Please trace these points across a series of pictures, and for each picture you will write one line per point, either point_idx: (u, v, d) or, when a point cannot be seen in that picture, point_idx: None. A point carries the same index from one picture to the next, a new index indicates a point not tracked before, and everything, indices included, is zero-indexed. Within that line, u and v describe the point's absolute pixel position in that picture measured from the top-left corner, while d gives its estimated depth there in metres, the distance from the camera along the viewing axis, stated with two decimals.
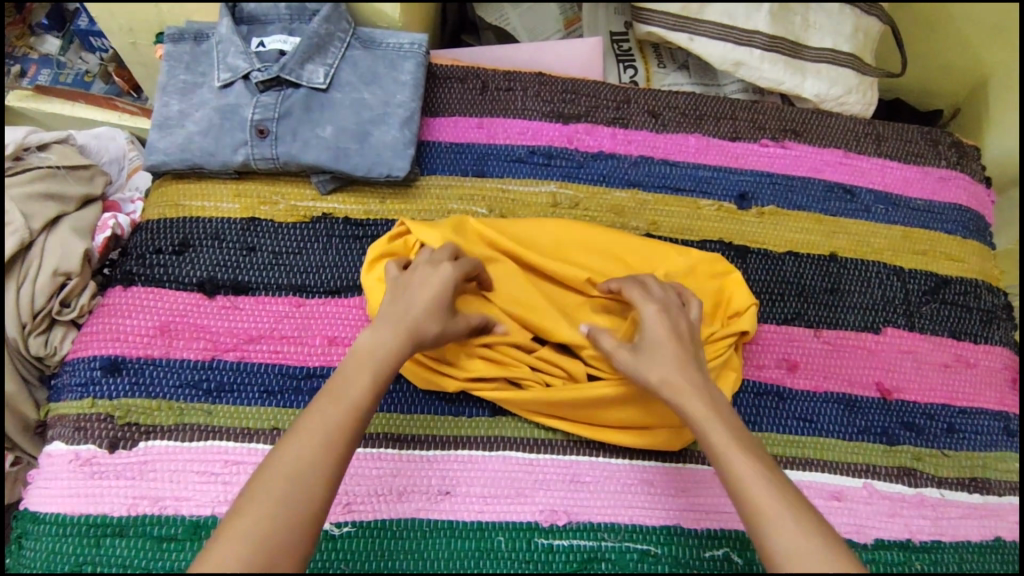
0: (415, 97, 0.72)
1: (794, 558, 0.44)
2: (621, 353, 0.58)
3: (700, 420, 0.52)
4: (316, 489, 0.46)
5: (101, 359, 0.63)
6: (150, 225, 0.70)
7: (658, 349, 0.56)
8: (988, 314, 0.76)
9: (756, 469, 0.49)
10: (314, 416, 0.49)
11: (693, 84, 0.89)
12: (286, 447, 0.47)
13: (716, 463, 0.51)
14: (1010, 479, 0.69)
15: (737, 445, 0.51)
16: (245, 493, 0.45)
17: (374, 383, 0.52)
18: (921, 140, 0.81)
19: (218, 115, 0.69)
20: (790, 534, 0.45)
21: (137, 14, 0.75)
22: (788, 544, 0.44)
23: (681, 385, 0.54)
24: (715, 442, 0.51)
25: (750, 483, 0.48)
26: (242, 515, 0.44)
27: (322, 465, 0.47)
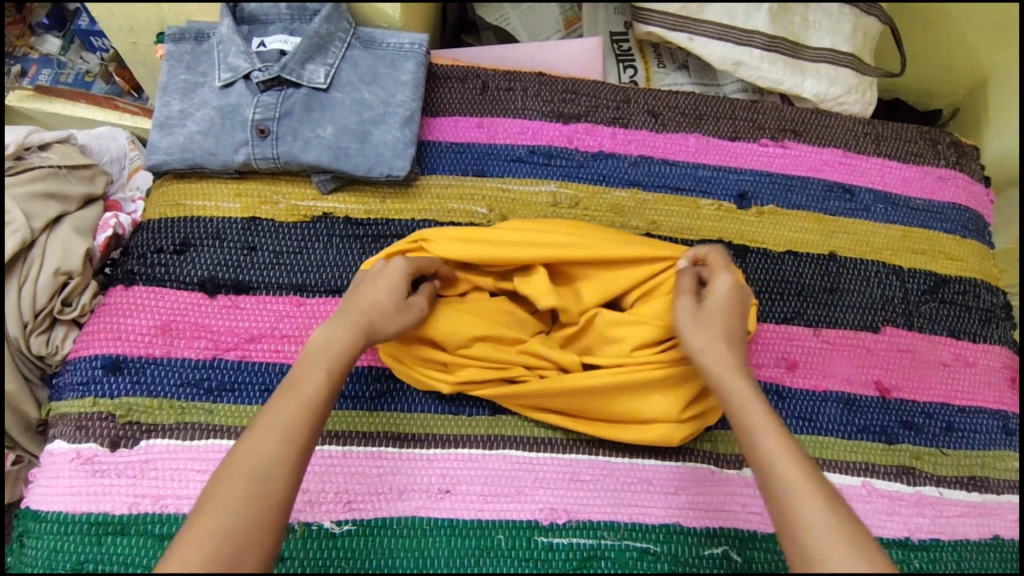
0: (415, 97, 0.72)
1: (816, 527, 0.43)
2: (684, 301, 0.59)
3: (738, 392, 0.52)
4: (276, 481, 0.45)
5: (102, 358, 0.64)
6: (151, 225, 0.71)
7: (715, 315, 0.57)
8: (987, 313, 0.76)
9: (787, 441, 0.49)
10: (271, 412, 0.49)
11: (693, 84, 0.89)
12: (245, 443, 0.47)
13: (746, 435, 0.50)
14: (1009, 478, 0.69)
15: (771, 418, 0.50)
16: (207, 491, 0.45)
17: (329, 376, 0.52)
18: (921, 140, 0.82)
19: (219, 115, 0.69)
20: (817, 506, 0.44)
21: (138, 13, 0.75)
22: (815, 514, 0.44)
23: (724, 353, 0.55)
24: (750, 414, 0.51)
25: (782, 453, 0.48)
26: (205, 512, 0.43)
27: (281, 456, 0.47)
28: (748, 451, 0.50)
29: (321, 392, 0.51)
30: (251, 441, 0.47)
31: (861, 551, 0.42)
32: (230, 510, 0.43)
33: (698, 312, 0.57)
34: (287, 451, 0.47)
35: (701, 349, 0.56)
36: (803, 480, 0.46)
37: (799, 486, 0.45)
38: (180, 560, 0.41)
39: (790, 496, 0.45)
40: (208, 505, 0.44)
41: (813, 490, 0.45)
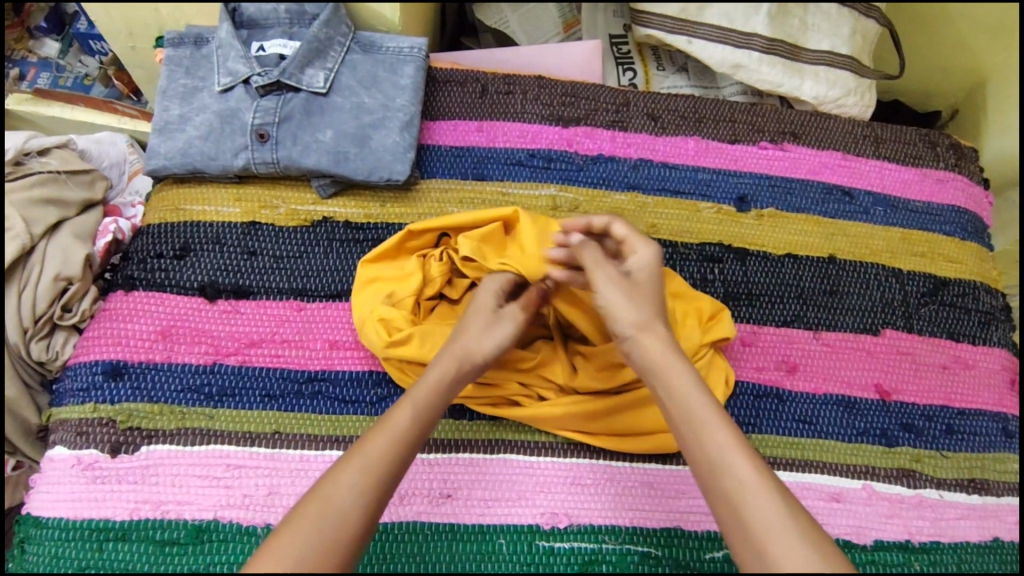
0: (415, 101, 0.72)
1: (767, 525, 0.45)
2: (600, 276, 0.57)
3: (677, 375, 0.53)
4: (352, 520, 0.46)
5: (103, 363, 0.64)
6: (151, 229, 0.70)
7: (638, 297, 0.56)
8: (987, 315, 0.76)
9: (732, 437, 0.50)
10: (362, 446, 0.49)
11: (693, 87, 0.89)
12: (335, 472, 0.48)
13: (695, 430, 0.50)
14: (1008, 480, 0.69)
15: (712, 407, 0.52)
16: (293, 510, 0.46)
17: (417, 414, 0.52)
18: (920, 143, 0.82)
19: (219, 120, 0.69)
20: (770, 508, 0.46)
21: (138, 19, 0.75)
22: (764, 516, 0.46)
23: (657, 337, 0.55)
24: (692, 406, 0.51)
25: (729, 451, 0.49)
26: (283, 539, 0.44)
27: (364, 493, 0.47)
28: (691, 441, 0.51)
29: (410, 430, 0.51)
30: (338, 476, 0.47)
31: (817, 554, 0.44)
32: (309, 541, 0.43)
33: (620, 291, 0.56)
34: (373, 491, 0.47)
35: (633, 328, 0.55)
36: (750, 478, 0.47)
37: (750, 485, 0.47)
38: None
39: (741, 495, 0.47)
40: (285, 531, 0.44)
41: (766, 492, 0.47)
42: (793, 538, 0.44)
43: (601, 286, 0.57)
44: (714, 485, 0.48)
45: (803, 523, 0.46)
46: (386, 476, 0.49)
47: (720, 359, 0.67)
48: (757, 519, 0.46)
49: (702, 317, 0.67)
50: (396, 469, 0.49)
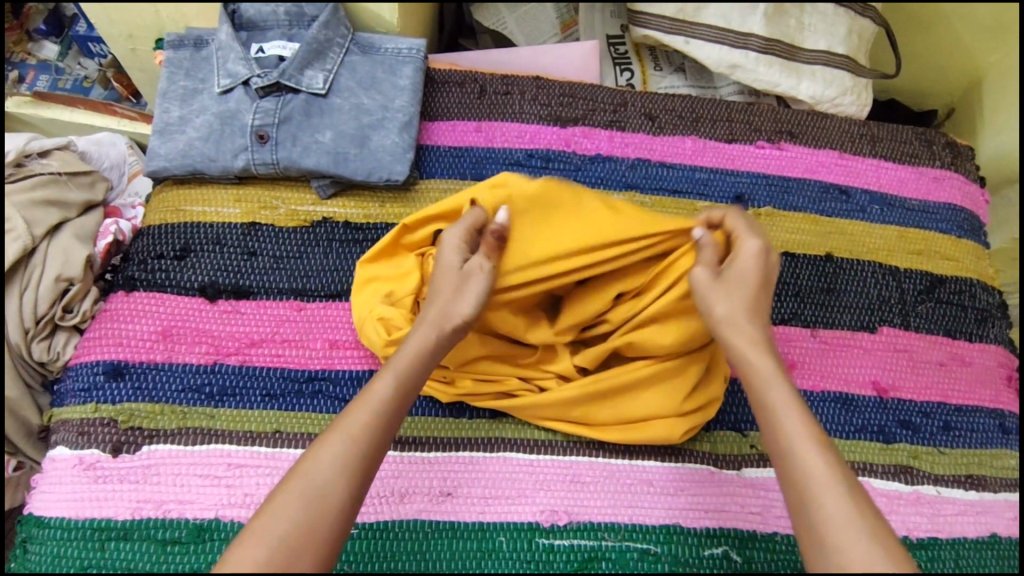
0: (414, 102, 0.73)
1: (834, 514, 0.44)
2: (702, 272, 0.56)
3: (761, 366, 0.53)
4: (337, 495, 0.46)
5: (105, 363, 0.64)
6: (152, 230, 0.71)
7: (738, 286, 0.56)
8: (983, 313, 0.76)
9: (808, 428, 0.49)
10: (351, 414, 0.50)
11: (690, 87, 0.89)
12: (318, 447, 0.48)
13: (771, 420, 0.50)
14: (1005, 476, 0.70)
15: (794, 399, 0.51)
16: (270, 494, 0.46)
17: (397, 383, 0.53)
18: (916, 141, 0.82)
19: (219, 121, 0.70)
20: (836, 497, 0.45)
21: (138, 21, 0.75)
22: (835, 507, 0.45)
23: (744, 330, 0.55)
24: (773, 396, 0.51)
25: (803, 442, 0.48)
26: (268, 515, 0.44)
27: (349, 466, 0.47)
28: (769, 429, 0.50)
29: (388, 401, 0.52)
30: (319, 451, 0.48)
31: (878, 545, 0.42)
32: (296, 508, 0.44)
33: (717, 279, 0.56)
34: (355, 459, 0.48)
35: (720, 321, 0.55)
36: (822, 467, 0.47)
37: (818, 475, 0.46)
38: (248, 554, 0.42)
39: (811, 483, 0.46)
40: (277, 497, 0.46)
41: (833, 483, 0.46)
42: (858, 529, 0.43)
43: (706, 290, 0.56)
44: (786, 470, 0.48)
45: (869, 513, 0.45)
46: (367, 449, 0.49)
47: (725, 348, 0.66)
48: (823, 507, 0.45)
49: None
50: (376, 443, 0.50)
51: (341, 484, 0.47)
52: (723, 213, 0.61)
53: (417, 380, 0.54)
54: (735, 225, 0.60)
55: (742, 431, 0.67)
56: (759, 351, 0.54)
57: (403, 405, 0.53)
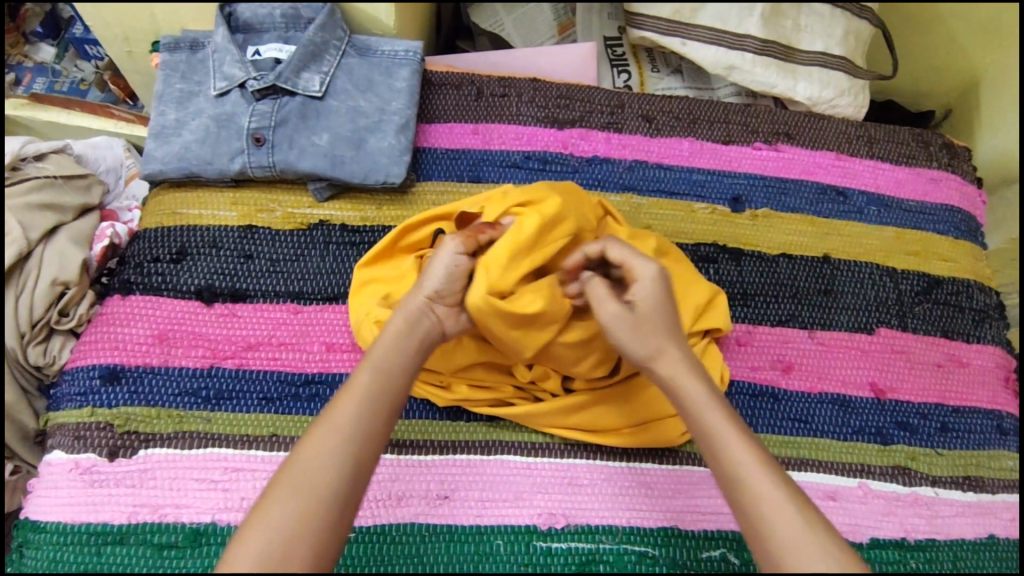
0: (411, 104, 0.73)
1: (789, 540, 0.44)
2: (610, 315, 0.55)
3: (693, 394, 0.52)
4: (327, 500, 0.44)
5: (101, 368, 0.64)
6: (148, 234, 0.71)
7: (646, 323, 0.55)
8: (980, 314, 0.76)
9: (748, 445, 0.49)
10: (330, 414, 0.48)
11: (687, 88, 0.89)
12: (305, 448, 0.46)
13: (712, 448, 0.50)
14: (1003, 477, 0.70)
15: (732, 423, 0.51)
16: (263, 495, 0.45)
17: (381, 376, 0.51)
18: (913, 142, 0.82)
19: (215, 124, 0.70)
20: (788, 521, 0.45)
21: (134, 23, 0.75)
22: (787, 530, 0.44)
23: (671, 359, 0.54)
24: (709, 422, 0.50)
25: (749, 466, 0.48)
26: (258, 522, 0.43)
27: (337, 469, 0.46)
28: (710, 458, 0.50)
29: (377, 395, 0.50)
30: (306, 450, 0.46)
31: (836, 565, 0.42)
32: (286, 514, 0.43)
33: (628, 319, 0.55)
34: (348, 459, 0.46)
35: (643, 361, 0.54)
36: (771, 489, 0.46)
37: (767, 499, 0.46)
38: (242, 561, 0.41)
39: (759, 510, 0.46)
40: (263, 505, 0.44)
41: (784, 505, 0.45)
42: (817, 553, 0.43)
43: (620, 334, 0.55)
44: (734, 500, 0.47)
45: (825, 531, 0.44)
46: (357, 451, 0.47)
47: (715, 348, 0.68)
48: (779, 535, 0.44)
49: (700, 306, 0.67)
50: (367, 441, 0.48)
51: (330, 486, 0.45)
52: (598, 246, 0.58)
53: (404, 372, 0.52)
54: (618, 254, 0.57)
55: None
56: (692, 376, 0.53)
57: (396, 396, 0.51)
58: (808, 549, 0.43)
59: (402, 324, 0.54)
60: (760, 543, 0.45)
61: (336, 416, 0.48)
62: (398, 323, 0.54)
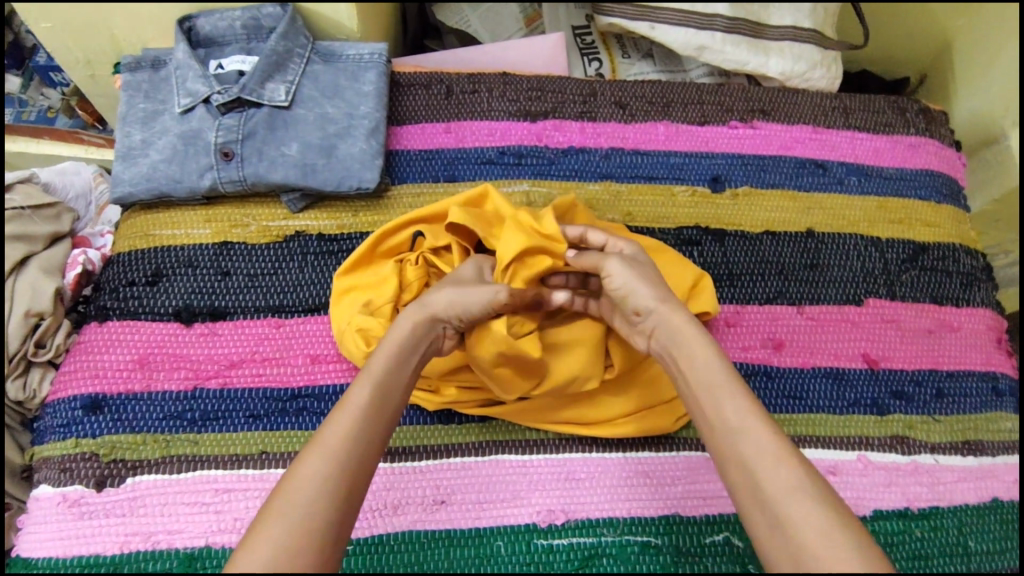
0: (380, 107, 0.72)
1: (784, 493, 0.44)
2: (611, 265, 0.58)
3: (697, 351, 0.53)
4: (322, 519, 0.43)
5: (82, 398, 0.63)
6: (122, 258, 0.69)
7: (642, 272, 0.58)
8: (968, 277, 0.76)
9: (750, 404, 0.49)
10: (319, 439, 0.47)
11: (659, 72, 0.88)
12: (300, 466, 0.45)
13: (714, 400, 0.50)
14: (1002, 439, 0.69)
15: (735, 381, 0.51)
16: (257, 516, 0.43)
17: (376, 391, 0.50)
18: (889, 110, 0.82)
19: (182, 141, 0.68)
20: (787, 477, 0.45)
21: (94, 45, 0.74)
22: (783, 486, 0.44)
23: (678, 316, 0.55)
24: (712, 377, 0.51)
25: (750, 421, 0.48)
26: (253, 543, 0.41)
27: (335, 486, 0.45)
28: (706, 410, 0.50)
29: (368, 410, 0.49)
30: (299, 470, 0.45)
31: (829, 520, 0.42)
32: (281, 535, 0.41)
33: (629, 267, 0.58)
34: (343, 484, 0.45)
35: (652, 303, 0.56)
36: (770, 444, 0.46)
37: (764, 454, 0.46)
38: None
39: (756, 466, 0.46)
40: (254, 538, 0.41)
41: (782, 460, 0.46)
42: (812, 508, 0.43)
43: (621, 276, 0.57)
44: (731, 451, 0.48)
45: (824, 491, 0.45)
46: (352, 469, 0.46)
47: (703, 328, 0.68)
48: (775, 489, 0.44)
49: (685, 288, 0.67)
50: (362, 460, 0.47)
51: (325, 518, 0.43)
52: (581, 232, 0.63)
53: (397, 391, 0.52)
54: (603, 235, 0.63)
55: None
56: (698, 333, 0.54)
57: (387, 419, 0.51)
58: (806, 504, 0.43)
59: (401, 342, 0.54)
60: (756, 493, 0.45)
61: (327, 441, 0.46)
62: (396, 341, 0.54)
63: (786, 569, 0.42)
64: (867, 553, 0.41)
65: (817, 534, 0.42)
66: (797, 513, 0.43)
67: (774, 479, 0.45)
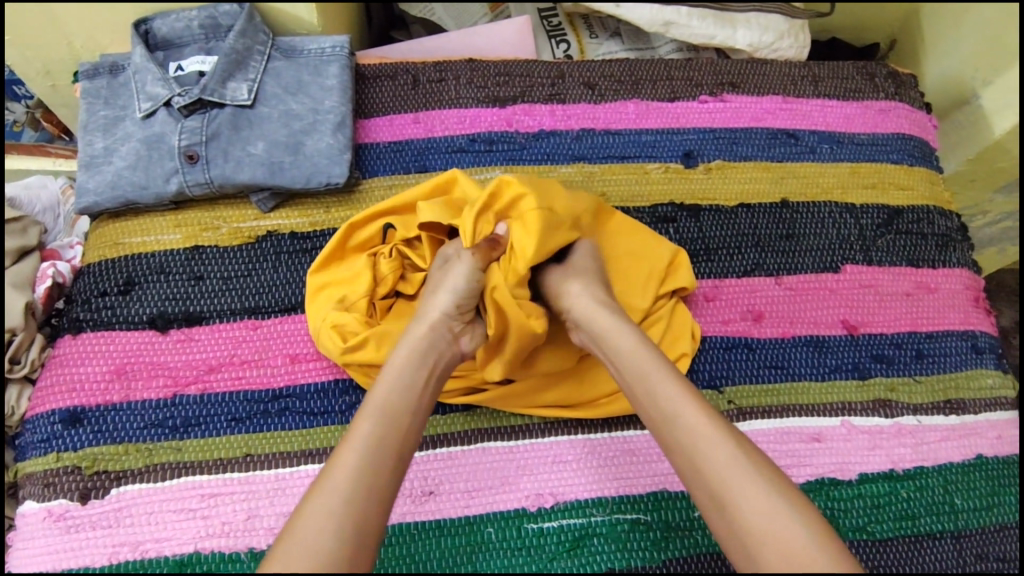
0: (345, 100, 0.71)
1: (721, 469, 0.46)
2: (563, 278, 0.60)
3: (623, 343, 0.54)
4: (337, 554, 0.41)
5: (61, 412, 0.62)
6: (92, 268, 0.68)
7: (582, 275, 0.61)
8: (944, 238, 0.76)
9: (678, 385, 0.51)
10: (329, 475, 0.45)
11: (628, 50, 0.88)
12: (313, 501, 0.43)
13: (644, 386, 0.52)
14: (983, 397, 0.70)
15: (662, 364, 0.53)
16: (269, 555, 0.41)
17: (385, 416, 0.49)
18: (858, 76, 0.82)
19: (145, 147, 0.67)
20: (722, 452, 0.47)
21: (50, 54, 0.73)
22: (721, 463, 0.46)
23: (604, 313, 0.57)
24: (640, 365, 0.53)
25: (681, 402, 0.50)
26: None
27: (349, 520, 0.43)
28: (637, 395, 0.52)
29: (378, 435, 0.47)
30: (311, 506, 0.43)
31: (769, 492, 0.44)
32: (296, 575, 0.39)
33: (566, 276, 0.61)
34: (357, 518, 0.43)
35: (582, 305, 0.58)
36: (700, 422, 0.48)
37: (697, 433, 0.48)
38: None
39: (690, 445, 0.48)
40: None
41: (714, 436, 0.48)
42: (751, 480, 0.45)
43: (568, 290, 0.59)
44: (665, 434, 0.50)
45: (761, 462, 0.46)
46: (367, 501, 0.44)
47: (682, 306, 0.68)
48: (711, 466, 0.46)
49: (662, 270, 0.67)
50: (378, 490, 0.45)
51: (346, 553, 0.41)
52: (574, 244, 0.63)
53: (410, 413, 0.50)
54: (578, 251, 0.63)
55: (718, 388, 0.67)
56: (622, 326, 0.56)
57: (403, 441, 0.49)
58: (745, 478, 0.45)
59: (408, 357, 0.53)
60: (696, 474, 0.47)
61: (337, 477, 0.45)
62: (404, 357, 0.53)
63: (737, 549, 0.44)
64: (811, 524, 0.43)
65: (758, 509, 0.44)
66: (738, 488, 0.45)
67: (714, 462, 0.46)
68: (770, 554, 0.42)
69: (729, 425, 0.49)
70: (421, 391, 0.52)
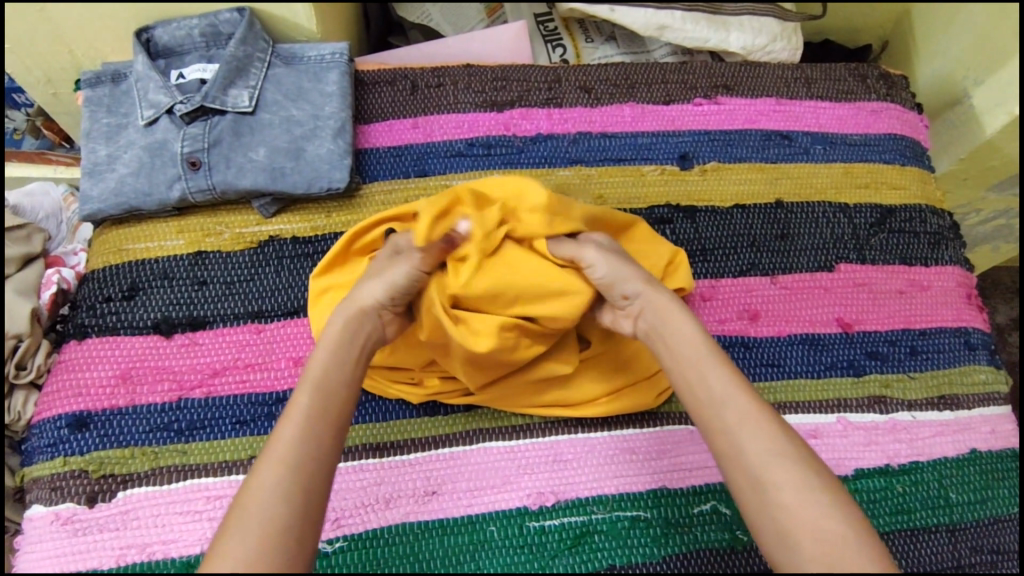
0: (345, 106, 0.72)
1: (760, 455, 0.46)
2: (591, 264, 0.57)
3: (678, 330, 0.54)
4: (284, 520, 0.44)
5: (67, 416, 0.63)
6: (96, 274, 0.69)
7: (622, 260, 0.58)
8: (936, 236, 0.77)
9: (730, 374, 0.51)
10: (270, 448, 0.47)
11: (624, 54, 0.89)
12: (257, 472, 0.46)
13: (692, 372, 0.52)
14: (977, 392, 0.71)
15: (713, 353, 0.52)
16: (223, 523, 0.44)
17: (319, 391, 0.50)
18: (850, 78, 0.83)
19: (148, 154, 0.68)
20: (763, 442, 0.47)
21: (53, 64, 0.74)
22: (763, 452, 0.46)
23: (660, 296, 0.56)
24: (688, 351, 0.53)
25: (728, 390, 0.50)
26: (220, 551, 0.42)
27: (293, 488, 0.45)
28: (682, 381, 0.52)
29: (316, 409, 0.49)
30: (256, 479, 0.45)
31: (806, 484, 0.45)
32: (248, 542, 0.42)
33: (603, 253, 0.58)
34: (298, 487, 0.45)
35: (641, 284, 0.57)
36: (748, 410, 0.48)
37: (743, 421, 0.48)
38: None
39: (735, 432, 0.48)
40: (220, 546, 0.43)
41: (760, 424, 0.48)
42: (792, 471, 0.46)
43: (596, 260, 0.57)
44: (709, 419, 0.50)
45: (800, 454, 0.47)
46: (308, 470, 0.46)
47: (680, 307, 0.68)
48: (754, 453, 0.47)
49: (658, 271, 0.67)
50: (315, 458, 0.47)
51: (288, 523, 0.44)
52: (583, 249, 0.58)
53: (344, 386, 0.52)
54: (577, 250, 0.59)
55: None
56: (679, 314, 0.55)
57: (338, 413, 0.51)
58: (783, 467, 0.46)
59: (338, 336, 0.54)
60: (730, 458, 0.48)
61: (279, 449, 0.47)
62: (336, 336, 0.54)
63: (767, 531, 0.45)
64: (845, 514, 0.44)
65: (797, 499, 0.44)
66: (774, 476, 0.45)
67: (753, 447, 0.47)
68: (805, 543, 0.43)
69: (776, 416, 0.49)
70: (353, 364, 0.53)
